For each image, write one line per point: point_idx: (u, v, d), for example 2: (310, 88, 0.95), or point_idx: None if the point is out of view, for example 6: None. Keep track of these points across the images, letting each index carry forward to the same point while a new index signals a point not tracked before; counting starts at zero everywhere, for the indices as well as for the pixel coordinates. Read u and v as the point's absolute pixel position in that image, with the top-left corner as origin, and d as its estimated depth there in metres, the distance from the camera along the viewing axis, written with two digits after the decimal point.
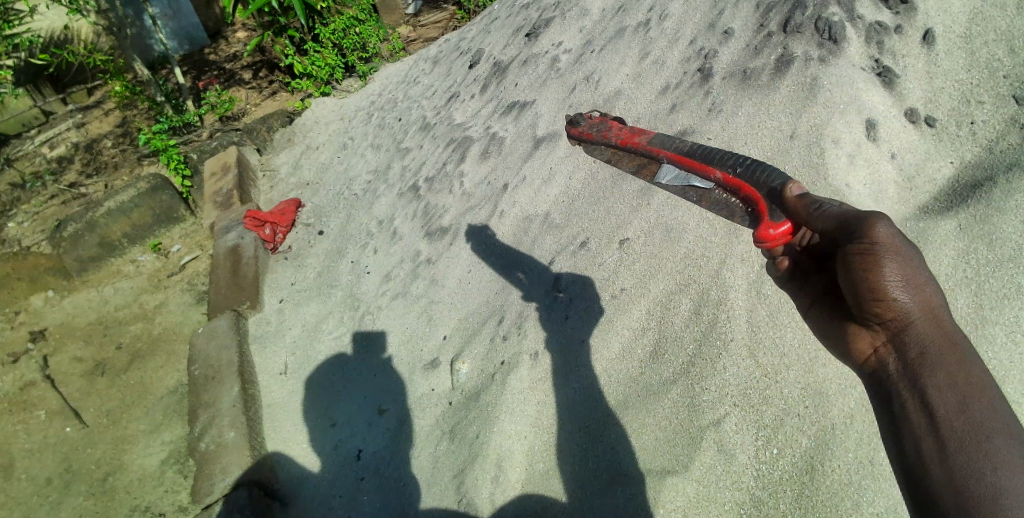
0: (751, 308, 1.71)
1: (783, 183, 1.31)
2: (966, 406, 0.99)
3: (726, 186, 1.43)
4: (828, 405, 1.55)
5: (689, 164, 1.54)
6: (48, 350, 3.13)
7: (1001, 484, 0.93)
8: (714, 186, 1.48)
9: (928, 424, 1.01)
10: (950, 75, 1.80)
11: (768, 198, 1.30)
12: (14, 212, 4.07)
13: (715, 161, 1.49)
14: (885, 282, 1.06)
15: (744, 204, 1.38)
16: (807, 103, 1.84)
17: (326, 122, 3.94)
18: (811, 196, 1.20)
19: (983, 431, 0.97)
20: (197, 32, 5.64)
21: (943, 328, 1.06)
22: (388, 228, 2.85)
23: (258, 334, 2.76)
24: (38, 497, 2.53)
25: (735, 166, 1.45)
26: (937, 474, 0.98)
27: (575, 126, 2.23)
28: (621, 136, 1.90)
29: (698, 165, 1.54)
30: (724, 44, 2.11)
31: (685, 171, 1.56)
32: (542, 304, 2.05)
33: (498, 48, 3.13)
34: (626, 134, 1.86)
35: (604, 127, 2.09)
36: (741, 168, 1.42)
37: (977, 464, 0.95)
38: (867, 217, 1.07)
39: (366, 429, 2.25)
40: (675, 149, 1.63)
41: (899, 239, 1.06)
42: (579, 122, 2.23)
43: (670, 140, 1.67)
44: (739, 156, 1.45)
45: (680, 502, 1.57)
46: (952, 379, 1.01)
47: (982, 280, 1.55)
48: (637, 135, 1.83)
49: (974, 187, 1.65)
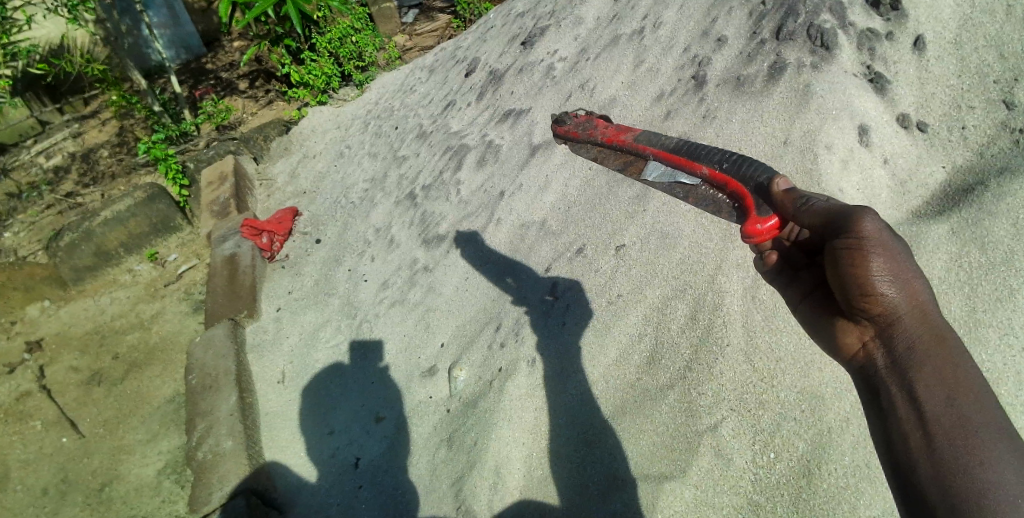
0: (747, 313, 1.72)
1: (769, 178, 1.42)
2: (954, 403, 1.00)
3: (713, 181, 1.56)
4: (825, 408, 1.57)
5: (675, 161, 1.67)
6: (44, 360, 3.12)
7: (988, 480, 0.94)
8: (701, 181, 1.61)
9: (915, 420, 1.01)
10: (941, 81, 1.83)
11: (755, 194, 1.41)
12: (10, 221, 4.06)
13: (702, 158, 1.62)
14: (873, 277, 1.07)
15: (732, 199, 1.52)
16: (800, 109, 1.85)
17: (323, 130, 3.96)
18: (799, 192, 1.23)
19: (971, 427, 0.98)
20: (194, 41, 5.66)
21: (932, 325, 1.07)
22: (385, 236, 2.86)
23: (255, 342, 2.75)
24: (34, 508, 2.52)
25: (721, 162, 1.58)
26: (925, 471, 0.98)
27: (562, 126, 2.36)
28: (608, 135, 2.05)
29: (683, 161, 1.67)
30: (718, 52, 2.13)
31: (672, 167, 1.69)
32: (539, 310, 2.06)
33: (494, 57, 3.16)
34: (613, 131, 2.03)
35: (590, 126, 2.24)
36: (727, 164, 1.55)
37: (964, 460, 0.95)
38: (854, 213, 1.09)
39: (363, 437, 2.25)
40: (661, 147, 1.77)
41: (885, 234, 1.07)
42: (566, 121, 2.35)
43: (656, 138, 1.82)
44: (726, 153, 1.58)
45: (678, 507, 1.57)
46: (939, 374, 1.02)
47: (974, 283, 1.57)
48: (622, 132, 1.99)
49: (966, 191, 1.67)
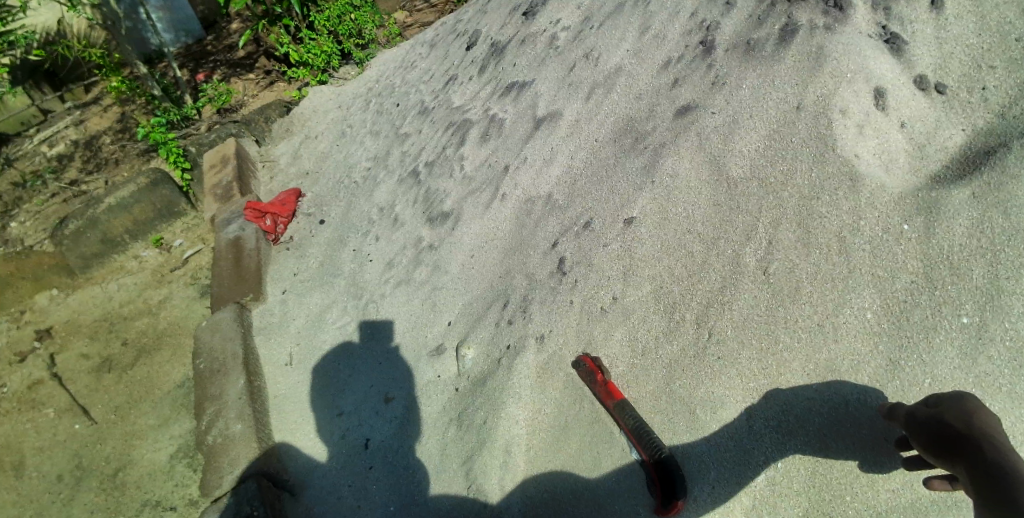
0: (762, 284, 1.67)
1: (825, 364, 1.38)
2: None
3: (631, 424, 1.65)
4: (840, 383, 1.53)
5: (615, 409, 1.69)
6: (55, 348, 3.13)
7: None
8: (626, 419, 1.66)
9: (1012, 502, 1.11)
10: (960, 40, 1.75)
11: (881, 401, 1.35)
12: (16, 211, 4.04)
13: (638, 429, 1.63)
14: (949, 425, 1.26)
15: (638, 427, 1.63)
16: (814, 73, 1.79)
17: (324, 110, 3.90)
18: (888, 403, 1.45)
19: None
20: (192, 24, 5.59)
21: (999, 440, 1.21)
22: (389, 215, 2.83)
23: (262, 325, 2.73)
24: (50, 494, 2.54)
25: (634, 425, 1.64)
26: None
27: (483, 317, 2.14)
28: (602, 389, 1.74)
29: (619, 407, 1.69)
30: (726, 15, 2.04)
31: (621, 411, 1.68)
32: (547, 286, 2.01)
33: (495, 29, 3.08)
34: (605, 394, 1.73)
35: (592, 378, 1.76)
36: (634, 424, 1.64)
37: None
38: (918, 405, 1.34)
39: (373, 417, 2.24)
40: (624, 414, 1.67)
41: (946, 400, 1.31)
42: (484, 315, 2.15)
43: (627, 410, 1.68)
44: (640, 425, 1.64)
45: (704, 490, 1.58)
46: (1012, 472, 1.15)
47: (996, 250, 1.49)
48: (609, 397, 1.72)
49: (987, 154, 1.59)
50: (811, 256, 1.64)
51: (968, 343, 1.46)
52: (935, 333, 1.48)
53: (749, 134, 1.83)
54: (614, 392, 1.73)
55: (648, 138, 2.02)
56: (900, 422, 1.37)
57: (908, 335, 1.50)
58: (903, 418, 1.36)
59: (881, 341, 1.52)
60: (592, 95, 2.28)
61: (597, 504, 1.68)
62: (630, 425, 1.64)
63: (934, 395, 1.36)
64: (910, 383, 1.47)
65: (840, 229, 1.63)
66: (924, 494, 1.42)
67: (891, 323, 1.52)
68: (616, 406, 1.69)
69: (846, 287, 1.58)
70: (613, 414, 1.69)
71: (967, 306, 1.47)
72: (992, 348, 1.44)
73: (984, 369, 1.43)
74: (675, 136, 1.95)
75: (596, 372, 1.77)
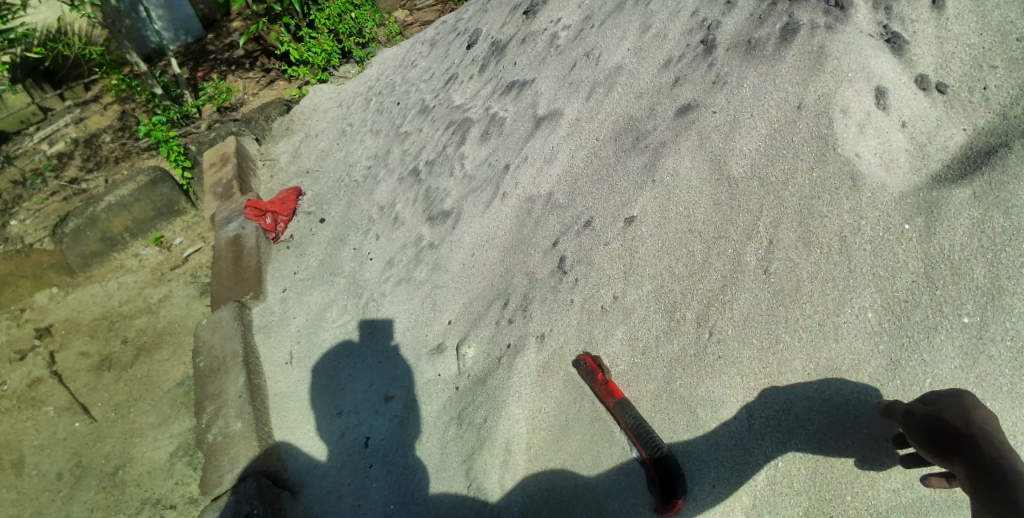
0: (762, 284, 1.67)
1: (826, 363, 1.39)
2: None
3: (631, 423, 1.65)
4: (840, 383, 1.53)
5: (615, 408, 1.70)
6: (54, 346, 3.13)
7: None
8: (625, 417, 1.66)
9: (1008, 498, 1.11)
10: (961, 40, 1.75)
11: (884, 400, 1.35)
12: (16, 209, 4.03)
13: (638, 428, 1.63)
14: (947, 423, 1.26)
15: (638, 425, 1.63)
16: (815, 72, 1.79)
17: (324, 108, 3.90)
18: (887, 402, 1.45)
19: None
20: (192, 22, 5.59)
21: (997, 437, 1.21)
22: (389, 214, 2.83)
23: (262, 324, 2.73)
24: (50, 493, 2.54)
25: (634, 424, 1.64)
26: None
27: (483, 316, 2.14)
28: (603, 388, 1.74)
29: (619, 406, 1.69)
30: (727, 15, 2.04)
31: (621, 410, 1.68)
32: (548, 285, 2.01)
33: (495, 28, 3.08)
34: (605, 392, 1.73)
35: (591, 376, 1.77)
36: (633, 422, 1.64)
37: None
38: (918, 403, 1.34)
39: (373, 416, 2.24)
40: (624, 413, 1.67)
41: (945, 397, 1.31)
42: (484, 313, 2.15)
43: (627, 408, 1.68)
44: (640, 424, 1.64)
45: (704, 489, 1.58)
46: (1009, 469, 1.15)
47: (997, 250, 1.49)
48: (609, 395, 1.72)
49: (988, 153, 1.59)
50: (811, 256, 1.64)
51: (968, 343, 1.46)
52: (936, 332, 1.48)
53: (750, 133, 1.83)
54: (615, 391, 1.73)
55: (649, 137, 2.02)
56: (897, 420, 1.37)
57: (909, 334, 1.50)
58: (901, 415, 1.36)
59: (881, 341, 1.52)
60: (592, 94, 2.28)
61: (597, 502, 1.68)
62: (630, 423, 1.64)
63: (931, 393, 1.36)
64: (911, 383, 1.47)
65: (841, 229, 1.63)
66: (925, 494, 1.42)
67: (892, 323, 1.52)
68: (616, 405, 1.69)
69: (846, 287, 1.58)
70: (613, 413, 1.69)
71: (967, 306, 1.48)
72: (993, 348, 1.44)
73: (984, 369, 1.43)
74: (675, 136, 1.95)
75: (596, 371, 1.77)
